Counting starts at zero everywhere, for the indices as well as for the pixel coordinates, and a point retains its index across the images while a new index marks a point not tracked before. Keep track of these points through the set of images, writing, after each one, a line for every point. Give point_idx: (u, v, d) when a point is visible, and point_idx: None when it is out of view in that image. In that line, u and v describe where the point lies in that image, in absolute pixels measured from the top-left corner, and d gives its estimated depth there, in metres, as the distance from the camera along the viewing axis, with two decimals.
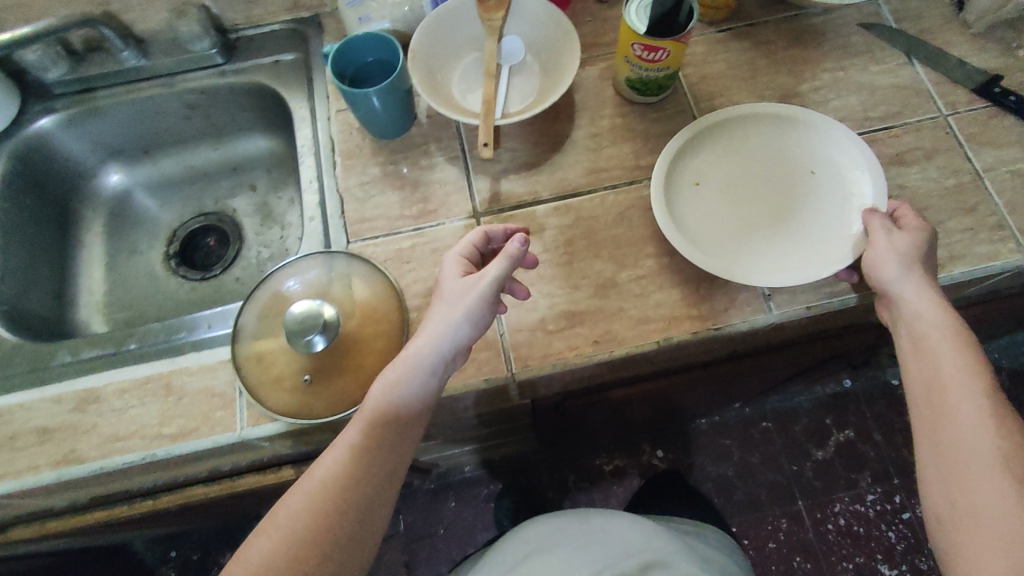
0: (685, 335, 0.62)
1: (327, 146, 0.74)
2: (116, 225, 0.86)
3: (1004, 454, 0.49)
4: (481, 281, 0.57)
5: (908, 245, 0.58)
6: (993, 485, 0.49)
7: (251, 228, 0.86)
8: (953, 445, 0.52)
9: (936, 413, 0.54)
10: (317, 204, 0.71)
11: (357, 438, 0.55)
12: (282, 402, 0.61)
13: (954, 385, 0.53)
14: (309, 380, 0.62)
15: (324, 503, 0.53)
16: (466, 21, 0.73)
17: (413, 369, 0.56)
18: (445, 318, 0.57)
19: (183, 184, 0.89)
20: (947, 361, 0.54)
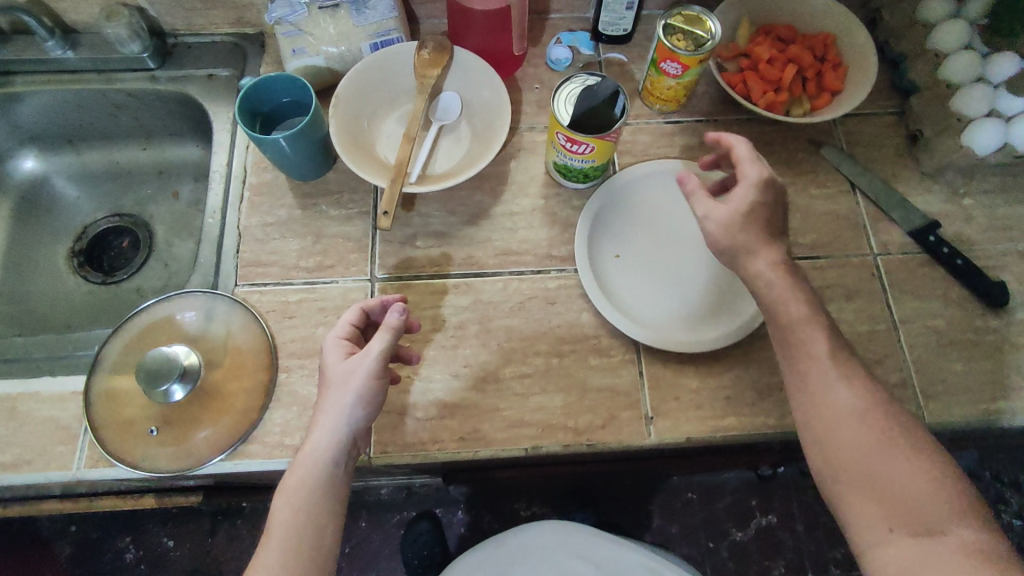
0: (556, 446, 0.60)
1: (238, 177, 0.70)
2: (25, 212, 0.83)
3: (865, 406, 0.49)
4: (366, 358, 0.53)
5: (742, 210, 0.54)
6: (863, 440, 0.48)
7: (163, 238, 0.83)
8: (825, 414, 0.50)
9: (804, 381, 0.51)
10: (213, 238, 0.68)
11: (279, 560, 0.49)
12: (125, 449, 0.59)
13: (814, 353, 0.51)
14: (156, 431, 0.59)
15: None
16: (400, 73, 0.70)
17: (314, 468, 0.51)
18: (336, 408, 0.52)
19: (104, 179, 0.85)
20: (826, 378, 0.50)
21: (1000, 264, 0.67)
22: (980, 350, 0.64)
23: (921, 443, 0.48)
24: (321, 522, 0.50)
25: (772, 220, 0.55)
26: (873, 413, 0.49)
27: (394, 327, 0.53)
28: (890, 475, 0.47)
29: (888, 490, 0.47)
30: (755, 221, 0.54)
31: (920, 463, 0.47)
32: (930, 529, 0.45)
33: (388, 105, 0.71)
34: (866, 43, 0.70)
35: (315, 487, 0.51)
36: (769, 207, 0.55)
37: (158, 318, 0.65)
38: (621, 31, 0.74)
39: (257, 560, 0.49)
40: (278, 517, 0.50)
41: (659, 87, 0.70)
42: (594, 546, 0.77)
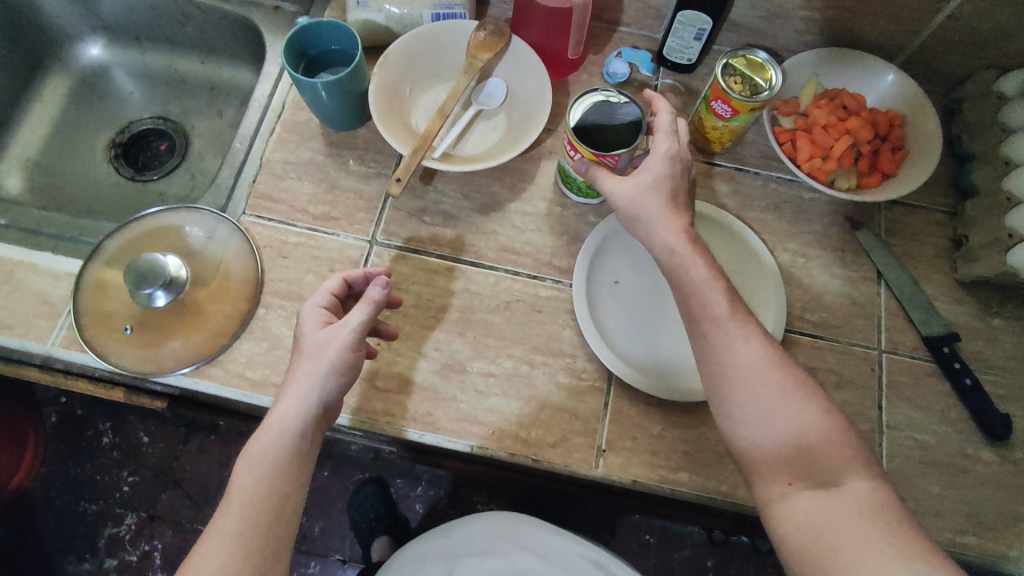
0: (501, 452, 0.59)
1: (274, 111, 0.72)
2: (81, 95, 0.87)
3: (765, 365, 0.48)
4: (344, 329, 0.53)
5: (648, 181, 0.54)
6: (762, 400, 0.47)
7: (198, 152, 0.86)
8: (726, 379, 0.48)
9: (707, 345, 0.49)
10: (236, 163, 0.69)
11: (238, 527, 0.48)
12: (97, 339, 0.61)
13: (717, 315, 0.50)
14: (129, 331, 0.62)
15: (252, 543, 0.48)
16: (453, 48, 0.71)
17: (280, 436, 0.50)
18: (306, 377, 0.52)
19: (161, 82, 0.88)
20: (728, 342, 0.49)
21: (1012, 395, 0.63)
22: (964, 477, 0.60)
23: (815, 392, 0.48)
24: (287, 491, 0.50)
25: (681, 195, 0.55)
26: (770, 371, 0.48)
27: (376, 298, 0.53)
28: (794, 436, 0.46)
29: (785, 444, 0.46)
30: (664, 190, 0.54)
31: (818, 414, 0.47)
32: (826, 480, 0.45)
33: (433, 77, 0.72)
34: (934, 129, 0.66)
35: (278, 453, 0.50)
36: (678, 184, 0.55)
37: (164, 225, 0.67)
38: (684, 60, 0.72)
39: (216, 526, 0.49)
40: (241, 482, 0.50)
41: (706, 125, 0.68)
42: (541, 538, 0.75)
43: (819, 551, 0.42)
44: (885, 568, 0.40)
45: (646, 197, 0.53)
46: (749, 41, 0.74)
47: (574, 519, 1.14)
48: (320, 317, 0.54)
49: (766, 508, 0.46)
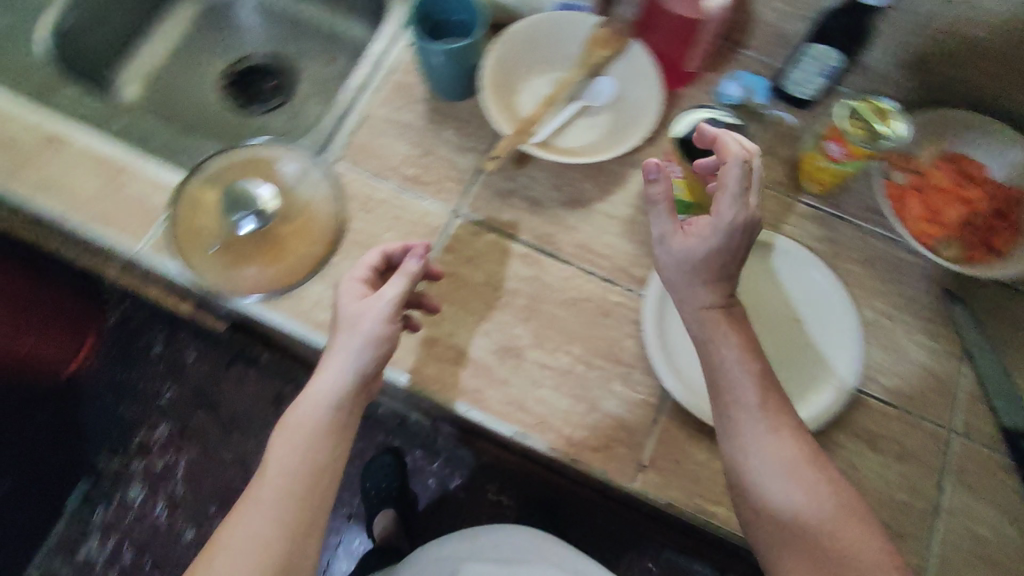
0: (541, 443, 0.59)
1: (386, 68, 0.73)
2: (207, 22, 0.91)
3: (795, 458, 0.50)
4: (377, 300, 0.55)
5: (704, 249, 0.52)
6: (791, 498, 0.49)
7: (303, 96, 0.89)
8: (753, 469, 0.50)
9: (736, 434, 0.51)
10: (340, 111, 0.71)
11: (275, 493, 0.52)
12: (185, 252, 0.64)
13: (746, 403, 0.51)
14: (215, 249, 0.64)
15: (286, 509, 0.51)
16: (572, 38, 0.70)
17: (317, 409, 0.53)
18: (342, 349, 0.54)
19: (280, 22, 0.92)
20: (755, 433, 0.50)
21: None
22: None
23: (848, 497, 0.49)
24: (321, 465, 0.53)
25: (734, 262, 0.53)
26: (801, 472, 0.49)
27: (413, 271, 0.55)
28: (826, 540, 0.48)
29: (818, 549, 0.48)
30: (716, 257, 0.52)
31: (853, 523, 0.48)
32: None
33: (546, 64, 0.71)
34: None
35: (314, 427, 0.53)
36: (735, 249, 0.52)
37: (262, 155, 0.69)
38: (804, 95, 0.68)
39: (253, 491, 0.52)
40: (278, 453, 0.53)
41: (810, 164, 0.65)
42: (567, 555, 0.75)
43: None
44: None
45: (697, 261, 0.52)
46: (876, 86, 0.71)
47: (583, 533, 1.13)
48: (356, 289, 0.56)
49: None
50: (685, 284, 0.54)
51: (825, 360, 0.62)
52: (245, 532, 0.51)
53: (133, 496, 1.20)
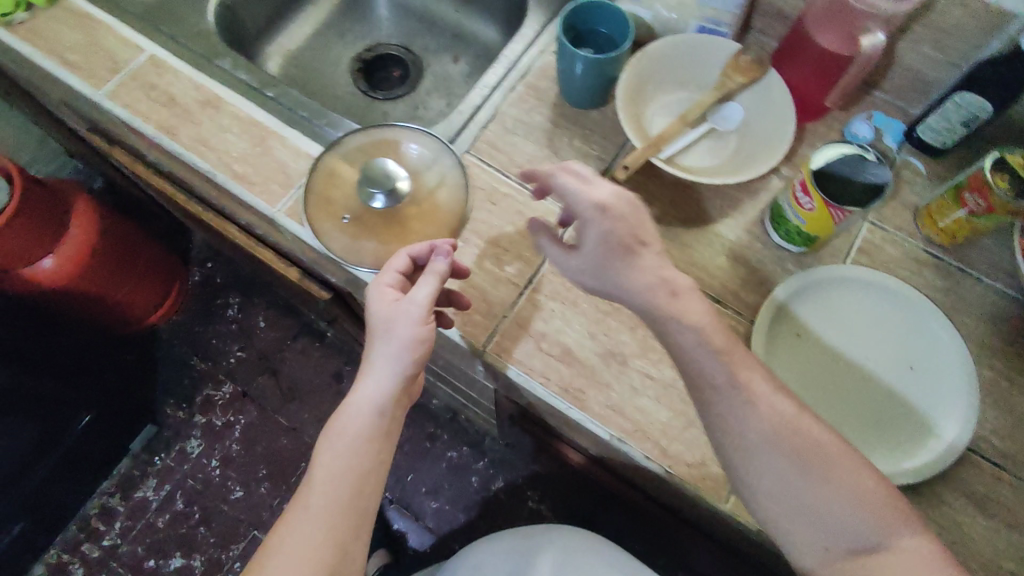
0: (637, 450, 0.59)
1: (520, 71, 0.76)
2: (347, 10, 0.96)
3: (779, 433, 0.51)
4: (410, 304, 0.58)
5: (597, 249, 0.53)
6: (780, 475, 0.51)
7: (427, 88, 0.93)
8: (741, 450, 0.52)
9: (718, 417, 0.53)
10: (473, 106, 0.74)
11: (324, 499, 0.57)
12: (319, 220, 0.67)
13: (720, 386, 0.53)
14: (347, 220, 0.67)
15: (336, 512, 0.57)
16: (710, 61, 0.71)
17: (360, 415, 0.59)
18: (381, 355, 0.59)
19: (414, 17, 0.96)
20: (737, 419, 0.52)
21: None
22: None
23: (843, 459, 0.51)
24: (368, 466, 0.58)
25: (627, 243, 0.53)
26: (783, 446, 0.51)
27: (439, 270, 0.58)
28: (825, 509, 0.51)
29: (820, 516, 0.51)
30: (613, 250, 0.53)
31: (855, 482, 0.51)
32: (870, 547, 0.50)
33: (679, 83, 0.72)
34: None
35: (358, 435, 0.59)
36: (619, 228, 0.53)
37: (395, 138, 0.71)
38: (938, 143, 0.69)
39: (302, 498, 0.58)
40: (324, 462, 0.58)
41: (938, 211, 0.65)
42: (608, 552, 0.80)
43: None
44: None
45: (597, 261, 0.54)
46: None
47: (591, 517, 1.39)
48: (384, 293, 0.60)
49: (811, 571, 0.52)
50: (592, 283, 0.55)
51: (943, 413, 0.58)
52: (298, 538, 0.56)
53: (192, 447, 1.49)
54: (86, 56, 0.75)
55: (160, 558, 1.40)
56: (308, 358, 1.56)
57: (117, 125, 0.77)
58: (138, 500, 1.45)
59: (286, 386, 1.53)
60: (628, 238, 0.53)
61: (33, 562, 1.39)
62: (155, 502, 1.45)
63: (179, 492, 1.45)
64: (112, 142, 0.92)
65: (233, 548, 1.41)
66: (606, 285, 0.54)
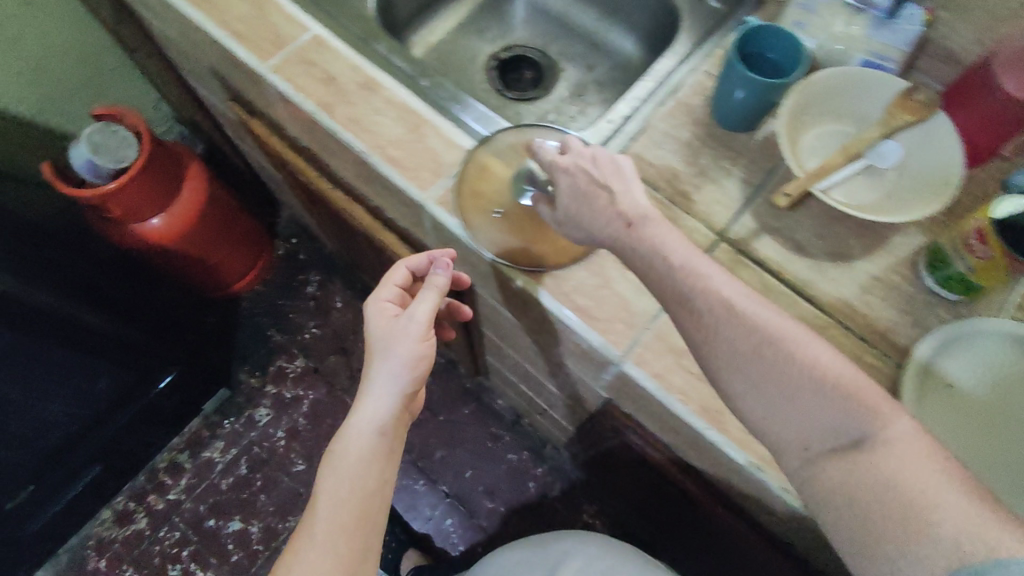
0: (773, 480, 0.58)
1: (670, 86, 0.76)
2: (487, 9, 0.98)
3: (755, 339, 0.52)
4: (410, 320, 0.70)
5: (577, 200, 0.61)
6: (753, 380, 0.52)
7: (559, 93, 0.94)
8: (716, 351, 0.54)
9: (694, 322, 0.55)
10: (622, 116, 0.75)
11: (333, 520, 0.63)
12: (471, 211, 0.69)
13: (698, 295, 0.55)
14: (498, 214, 0.68)
15: (342, 531, 0.63)
16: (874, 96, 0.70)
17: (363, 436, 0.66)
18: (384, 370, 0.68)
19: (552, 23, 0.98)
20: (715, 330, 0.54)
21: None
22: None
23: (818, 357, 0.51)
24: (373, 483, 0.66)
25: (585, 189, 0.61)
26: (754, 346, 0.52)
27: (438, 282, 0.71)
28: (804, 409, 0.51)
29: (798, 416, 0.51)
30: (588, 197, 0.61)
31: (831, 374, 0.51)
32: (857, 444, 0.48)
33: (839, 115, 0.71)
34: None
35: (360, 455, 0.66)
36: (578, 178, 0.62)
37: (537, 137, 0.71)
38: None
39: (308, 524, 0.64)
40: (328, 487, 0.65)
41: None
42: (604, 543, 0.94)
43: (857, 514, 0.47)
44: (932, 508, 0.44)
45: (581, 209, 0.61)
46: None
47: (647, 541, 1.42)
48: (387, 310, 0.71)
49: (798, 475, 0.51)
50: (570, 230, 0.63)
51: None
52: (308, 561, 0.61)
53: (261, 415, 1.54)
54: (254, 29, 0.78)
55: (219, 519, 1.45)
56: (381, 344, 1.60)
57: (274, 97, 0.79)
58: (205, 460, 1.50)
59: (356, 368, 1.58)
60: (592, 187, 0.60)
61: (101, 507, 1.44)
62: (221, 463, 1.50)
63: (243, 456, 1.50)
64: (253, 113, 0.95)
65: (291, 519, 1.45)
66: (577, 227, 0.62)
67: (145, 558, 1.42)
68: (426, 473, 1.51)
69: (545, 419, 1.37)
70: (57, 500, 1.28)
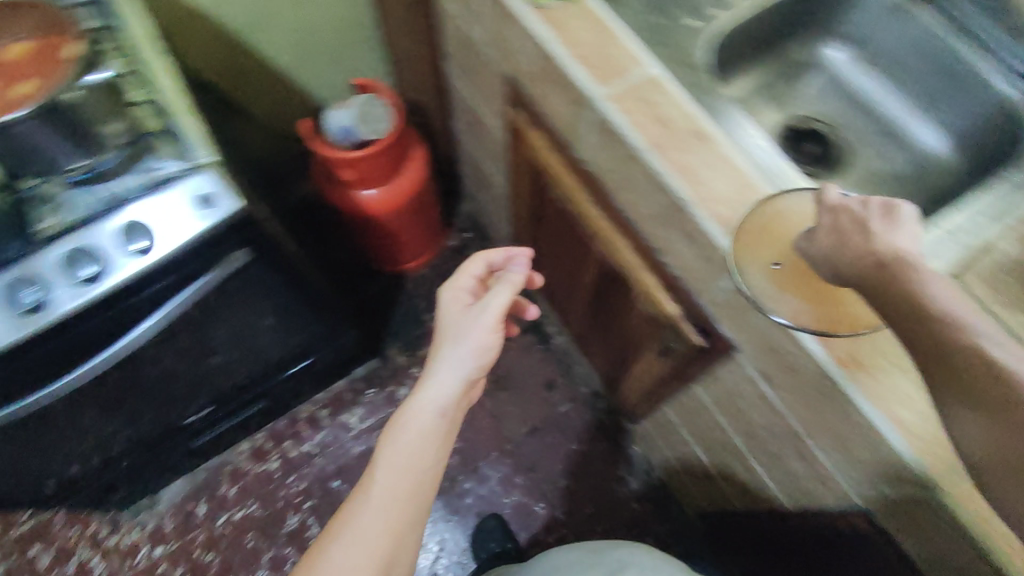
0: None
1: (1011, 207, 0.72)
2: (789, 75, 0.96)
3: (986, 364, 0.45)
4: (482, 312, 0.90)
5: (833, 234, 0.57)
6: (975, 403, 0.45)
7: (850, 175, 0.90)
8: (933, 369, 0.47)
9: (911, 336, 0.48)
10: (957, 226, 0.71)
11: (394, 477, 0.77)
12: (749, 263, 0.67)
13: (924, 304, 0.48)
14: (777, 267, 0.67)
15: (400, 485, 0.77)
16: None
17: (429, 407, 0.83)
18: (458, 351, 0.87)
19: (852, 103, 0.95)
20: (945, 347, 0.46)
21: None
22: None
23: None
24: (433, 448, 0.82)
25: (845, 230, 0.56)
26: (981, 373, 0.45)
27: (513, 280, 0.91)
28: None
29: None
30: (842, 231, 0.56)
31: None
32: None
33: None
34: None
35: (423, 426, 0.82)
36: (839, 218, 0.57)
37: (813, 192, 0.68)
38: None
39: (369, 479, 0.77)
40: (388, 452, 0.80)
41: None
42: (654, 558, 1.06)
43: None
44: None
45: (834, 241, 0.57)
46: None
47: None
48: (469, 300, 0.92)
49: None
50: (826, 273, 0.58)
51: None
52: (369, 508, 0.75)
53: (402, 395, 1.58)
54: (596, 55, 0.79)
55: (344, 482, 1.51)
56: (530, 357, 1.63)
57: (592, 122, 0.80)
58: (341, 422, 1.56)
59: (499, 374, 1.62)
60: (854, 231, 0.55)
61: (243, 438, 1.53)
62: (357, 430, 1.55)
63: (378, 428, 1.55)
64: (536, 126, 0.97)
65: None
66: (837, 272, 0.57)
67: (271, 497, 1.50)
68: (546, 496, 1.51)
69: (689, 482, 1.34)
70: (217, 426, 1.40)
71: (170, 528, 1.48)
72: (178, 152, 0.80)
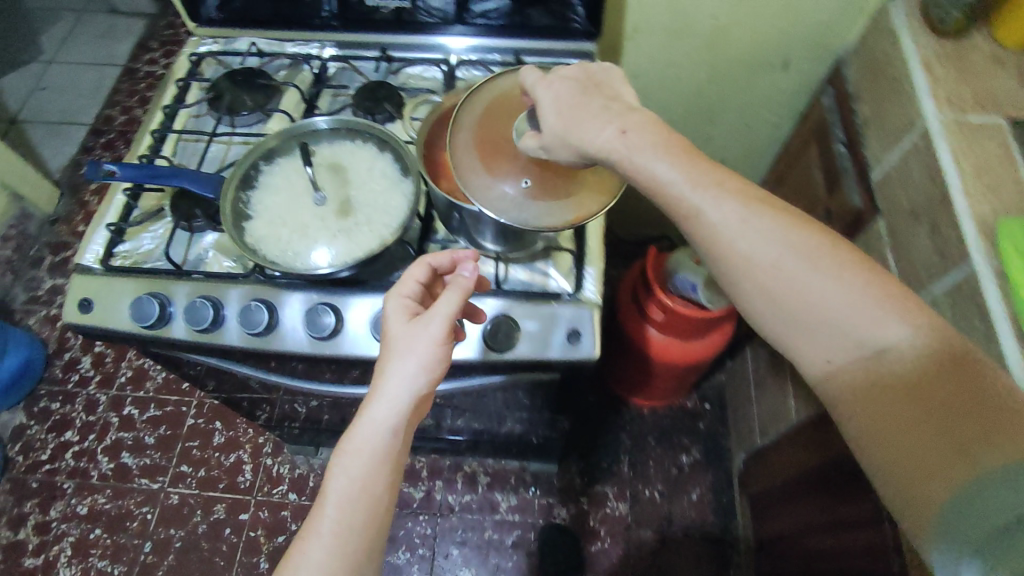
0: None
1: None
2: None
3: (777, 252, 0.58)
4: (433, 319, 0.65)
5: (557, 108, 0.66)
6: (778, 293, 0.58)
7: None
8: (750, 271, 0.59)
9: (725, 246, 0.60)
10: None
11: (345, 516, 0.60)
12: (477, 182, 0.70)
13: (719, 208, 0.59)
14: (525, 185, 0.70)
15: (353, 518, 0.61)
16: None
17: (374, 433, 0.62)
18: (398, 370, 0.63)
19: None
20: (753, 246, 0.58)
21: None
22: None
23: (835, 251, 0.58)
24: (387, 478, 0.63)
25: (582, 89, 0.67)
26: (789, 264, 0.58)
27: (463, 284, 0.67)
28: (826, 330, 0.57)
29: (823, 331, 0.57)
30: (574, 106, 0.65)
31: (839, 284, 0.57)
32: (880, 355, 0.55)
33: None
34: None
35: (374, 455, 0.62)
36: (562, 91, 0.67)
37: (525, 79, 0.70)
38: None
39: (318, 515, 0.61)
40: (335, 484, 0.61)
41: None
42: None
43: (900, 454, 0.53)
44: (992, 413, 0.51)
45: (553, 102, 0.66)
46: None
47: None
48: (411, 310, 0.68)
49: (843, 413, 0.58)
50: (573, 154, 0.65)
51: None
52: (317, 545, 0.59)
53: (557, 514, 1.53)
54: None
55: (462, 557, 1.49)
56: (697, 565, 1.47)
57: None
58: (493, 500, 1.55)
59: (658, 562, 1.47)
60: (590, 102, 0.65)
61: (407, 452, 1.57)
62: (502, 517, 1.53)
63: (518, 529, 1.52)
64: None
65: None
66: (576, 146, 0.64)
67: (397, 521, 1.52)
68: None
69: None
70: None
71: (311, 484, 1.57)
72: (572, 277, 0.80)
